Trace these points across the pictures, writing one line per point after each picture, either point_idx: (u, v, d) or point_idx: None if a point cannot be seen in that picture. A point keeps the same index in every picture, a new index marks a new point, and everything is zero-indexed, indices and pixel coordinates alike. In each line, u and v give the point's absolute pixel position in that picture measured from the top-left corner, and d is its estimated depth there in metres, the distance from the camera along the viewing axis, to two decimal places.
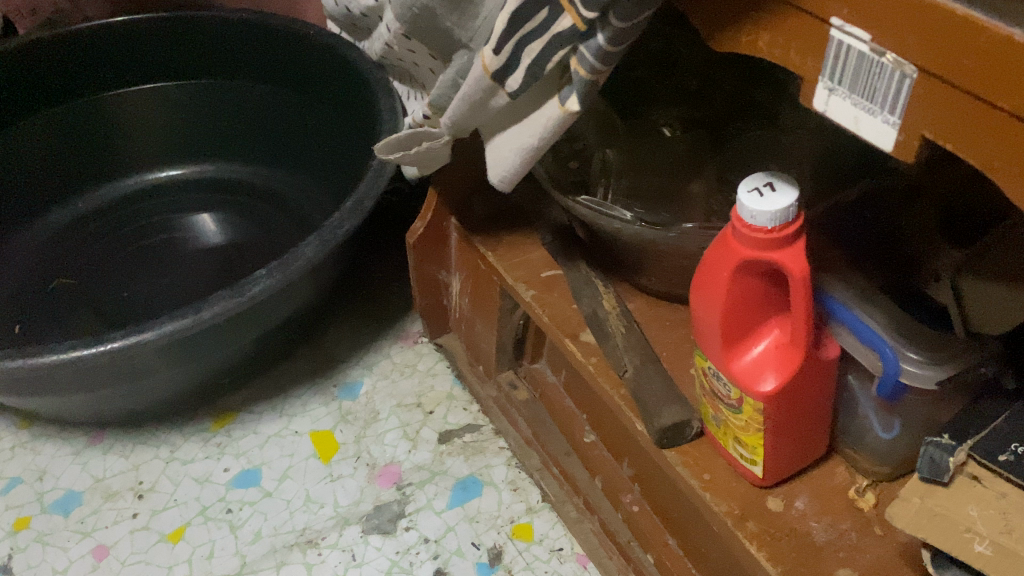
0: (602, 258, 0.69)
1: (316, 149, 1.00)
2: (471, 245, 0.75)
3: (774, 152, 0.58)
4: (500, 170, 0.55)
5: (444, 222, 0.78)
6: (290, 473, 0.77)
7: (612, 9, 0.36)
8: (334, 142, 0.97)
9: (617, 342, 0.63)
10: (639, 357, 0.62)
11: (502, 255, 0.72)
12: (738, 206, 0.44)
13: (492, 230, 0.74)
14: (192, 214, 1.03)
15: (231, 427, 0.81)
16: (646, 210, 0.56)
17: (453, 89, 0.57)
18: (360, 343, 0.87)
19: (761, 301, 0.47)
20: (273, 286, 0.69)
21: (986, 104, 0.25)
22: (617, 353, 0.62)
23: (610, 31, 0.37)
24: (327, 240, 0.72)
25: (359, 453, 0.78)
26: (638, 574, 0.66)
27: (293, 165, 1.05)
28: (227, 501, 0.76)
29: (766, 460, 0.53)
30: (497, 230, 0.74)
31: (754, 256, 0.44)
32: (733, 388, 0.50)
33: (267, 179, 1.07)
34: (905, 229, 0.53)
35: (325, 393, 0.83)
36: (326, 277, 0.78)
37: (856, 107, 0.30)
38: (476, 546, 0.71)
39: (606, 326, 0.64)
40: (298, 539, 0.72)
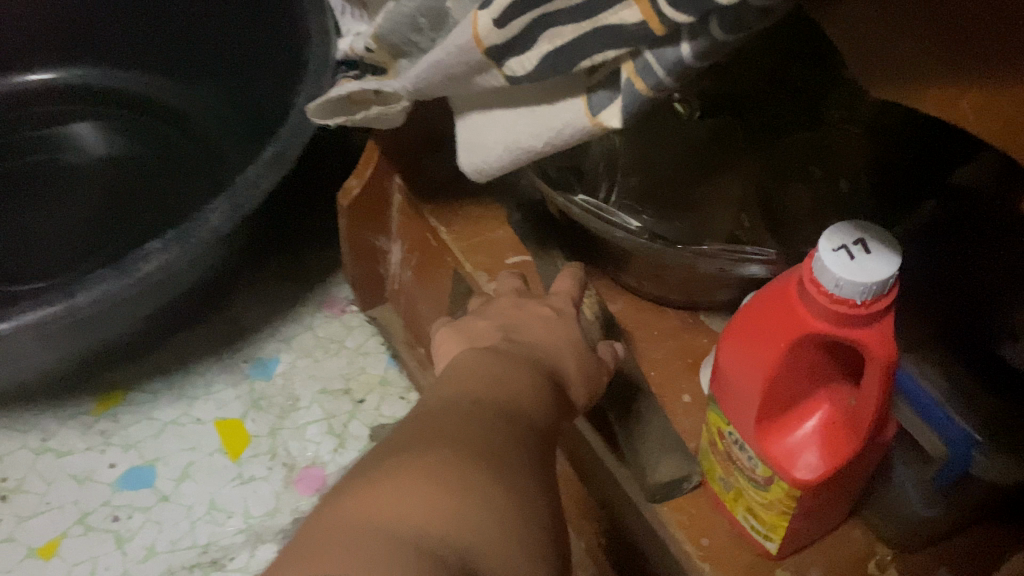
0: (581, 247, 0.57)
1: (214, 63, 0.81)
2: (419, 214, 0.61)
3: (821, 159, 0.46)
4: (472, 159, 0.41)
5: (387, 183, 0.63)
6: (191, 472, 0.65)
7: (714, 16, 0.23)
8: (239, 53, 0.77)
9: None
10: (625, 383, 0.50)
11: (459, 234, 0.59)
12: (815, 266, 0.33)
13: (446, 200, 0.60)
14: (68, 126, 0.84)
15: (119, 411, 0.68)
16: (657, 219, 0.45)
17: (416, 38, 0.43)
18: (277, 309, 0.73)
19: (815, 369, 0.37)
20: (169, 264, 0.56)
21: None
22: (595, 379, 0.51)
23: (703, 44, 0.24)
24: (239, 205, 0.57)
25: (275, 450, 0.66)
26: None
27: (190, 76, 0.84)
28: (113, 506, 0.63)
29: (784, 538, 0.43)
30: (452, 201, 0.60)
31: (827, 331, 0.33)
32: (761, 464, 0.40)
33: (156, 89, 0.86)
34: (984, 258, 0.41)
35: (233, 371, 0.70)
36: (237, 241, 0.63)
37: None
38: None
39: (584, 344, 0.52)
40: (200, 558, 0.61)
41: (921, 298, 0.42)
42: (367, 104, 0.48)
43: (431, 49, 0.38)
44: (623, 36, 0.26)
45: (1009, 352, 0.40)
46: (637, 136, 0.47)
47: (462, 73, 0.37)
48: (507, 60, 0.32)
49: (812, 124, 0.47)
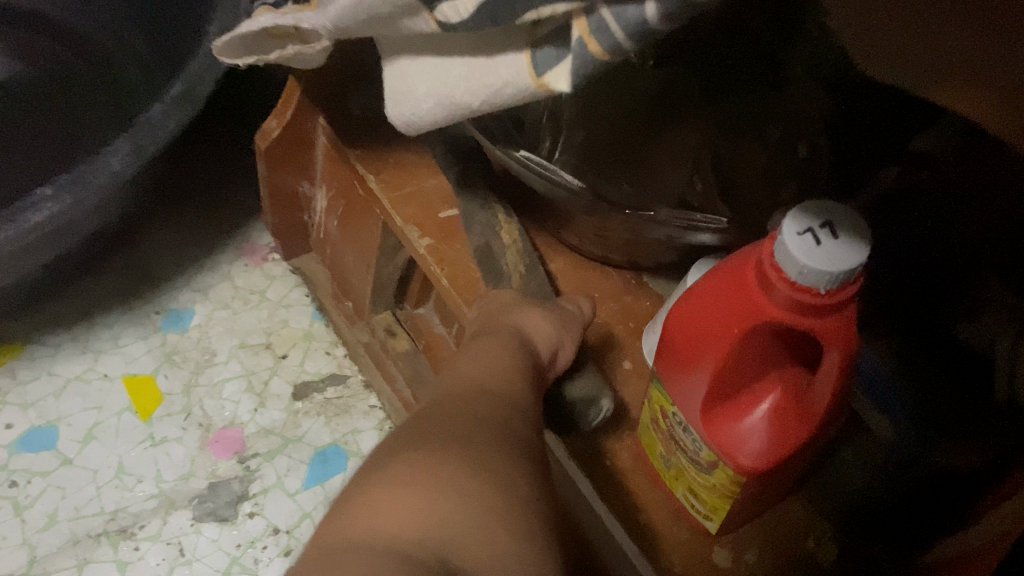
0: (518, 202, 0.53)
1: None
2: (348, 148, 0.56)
3: (782, 125, 0.41)
4: (399, 112, 0.37)
5: (309, 125, 0.58)
6: (96, 434, 0.60)
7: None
8: None
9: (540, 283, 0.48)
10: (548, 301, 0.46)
11: (389, 182, 0.54)
12: (778, 248, 0.30)
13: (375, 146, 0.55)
14: None
15: (16, 367, 0.62)
16: (601, 180, 0.41)
17: None
18: (191, 256, 0.68)
19: (770, 351, 0.35)
20: (64, 212, 0.50)
21: None
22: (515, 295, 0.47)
23: (670, 5, 0.21)
24: (142, 146, 0.51)
25: (190, 409, 0.62)
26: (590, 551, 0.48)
27: None
28: (10, 471, 0.58)
29: (725, 519, 0.42)
30: (381, 147, 0.56)
31: (784, 319, 0.31)
32: (707, 449, 0.38)
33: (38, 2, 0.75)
34: (939, 230, 0.39)
35: (143, 323, 0.65)
36: (142, 184, 0.58)
37: None
38: None
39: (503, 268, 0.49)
40: (107, 526, 0.57)
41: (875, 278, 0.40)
42: (282, 42, 0.42)
43: None
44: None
45: (962, 331, 0.38)
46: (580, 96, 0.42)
47: (388, 17, 0.32)
48: (442, 6, 0.28)
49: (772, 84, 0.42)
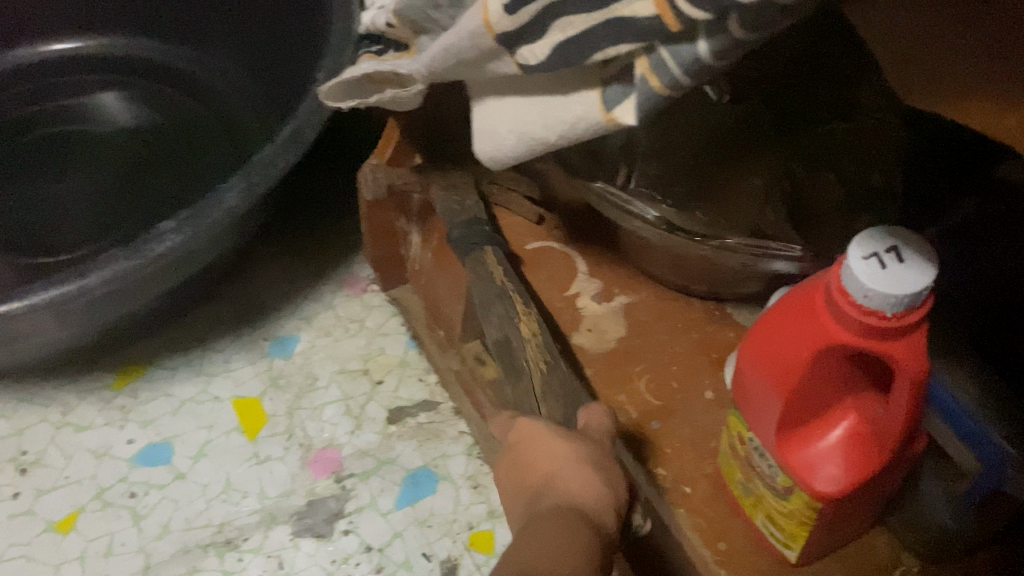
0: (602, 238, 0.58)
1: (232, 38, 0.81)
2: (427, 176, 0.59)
3: (855, 154, 0.43)
4: (487, 148, 0.39)
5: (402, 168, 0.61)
6: (207, 451, 0.65)
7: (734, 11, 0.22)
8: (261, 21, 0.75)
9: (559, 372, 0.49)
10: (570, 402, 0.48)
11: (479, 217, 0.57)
12: (844, 272, 0.31)
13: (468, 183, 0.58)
14: (95, 95, 0.85)
15: (138, 387, 0.67)
16: (677, 207, 0.43)
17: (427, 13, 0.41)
18: (297, 286, 0.73)
19: (842, 376, 0.35)
20: (184, 244, 0.54)
21: None
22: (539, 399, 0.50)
23: (720, 41, 0.23)
24: (255, 183, 0.56)
25: (292, 431, 0.66)
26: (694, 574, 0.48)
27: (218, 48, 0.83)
28: (130, 483, 0.63)
29: (804, 546, 0.42)
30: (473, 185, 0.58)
31: (852, 341, 0.31)
32: (782, 474, 0.38)
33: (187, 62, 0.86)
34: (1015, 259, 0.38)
35: (253, 349, 0.69)
36: (254, 219, 0.62)
37: None
38: (426, 557, 0.60)
39: (521, 360, 0.51)
40: (214, 538, 0.61)
41: (951, 296, 0.39)
42: (381, 88, 0.46)
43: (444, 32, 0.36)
44: (635, 27, 0.25)
45: None
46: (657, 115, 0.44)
47: (473, 61, 0.35)
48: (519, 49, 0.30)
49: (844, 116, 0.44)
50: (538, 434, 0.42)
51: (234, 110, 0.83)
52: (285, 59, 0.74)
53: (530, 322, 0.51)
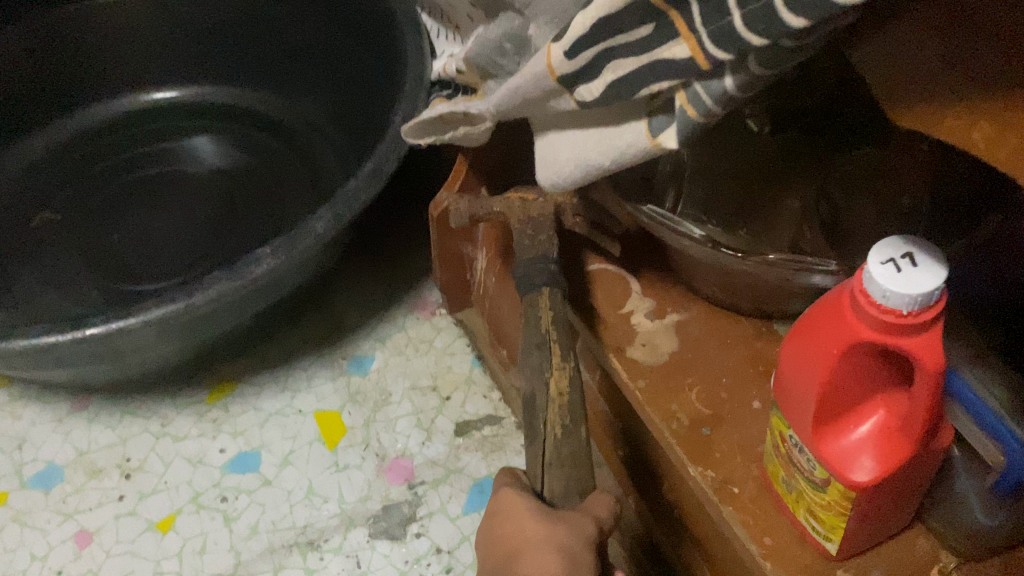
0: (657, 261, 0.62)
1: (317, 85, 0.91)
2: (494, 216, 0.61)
3: (884, 176, 0.47)
4: (550, 176, 0.44)
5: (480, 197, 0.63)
6: (291, 459, 0.70)
7: (753, 53, 0.28)
8: (350, 72, 0.84)
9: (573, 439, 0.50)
10: (573, 480, 0.50)
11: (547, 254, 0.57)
12: (865, 277, 0.35)
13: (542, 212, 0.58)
14: (189, 140, 0.94)
15: (229, 402, 0.74)
16: (721, 228, 0.47)
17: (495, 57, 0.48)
18: (373, 310, 0.79)
19: (871, 376, 0.39)
20: (278, 268, 0.61)
21: None
22: (542, 468, 0.51)
23: (743, 78, 0.29)
24: (341, 213, 0.62)
25: (368, 441, 0.71)
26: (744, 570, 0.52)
27: (307, 96, 0.93)
28: (222, 488, 0.69)
29: (843, 539, 0.45)
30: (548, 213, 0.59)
31: (874, 339, 0.35)
32: (819, 467, 0.42)
33: (278, 109, 0.96)
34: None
35: (333, 366, 0.76)
36: (335, 247, 0.69)
37: None
38: None
39: (539, 420, 0.50)
40: (298, 539, 0.66)
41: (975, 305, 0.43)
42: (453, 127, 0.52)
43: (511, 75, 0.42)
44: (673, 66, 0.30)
45: None
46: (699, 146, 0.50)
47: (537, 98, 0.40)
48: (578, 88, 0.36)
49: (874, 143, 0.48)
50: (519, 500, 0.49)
51: (317, 150, 0.92)
52: (370, 104, 0.83)
53: (560, 379, 0.51)
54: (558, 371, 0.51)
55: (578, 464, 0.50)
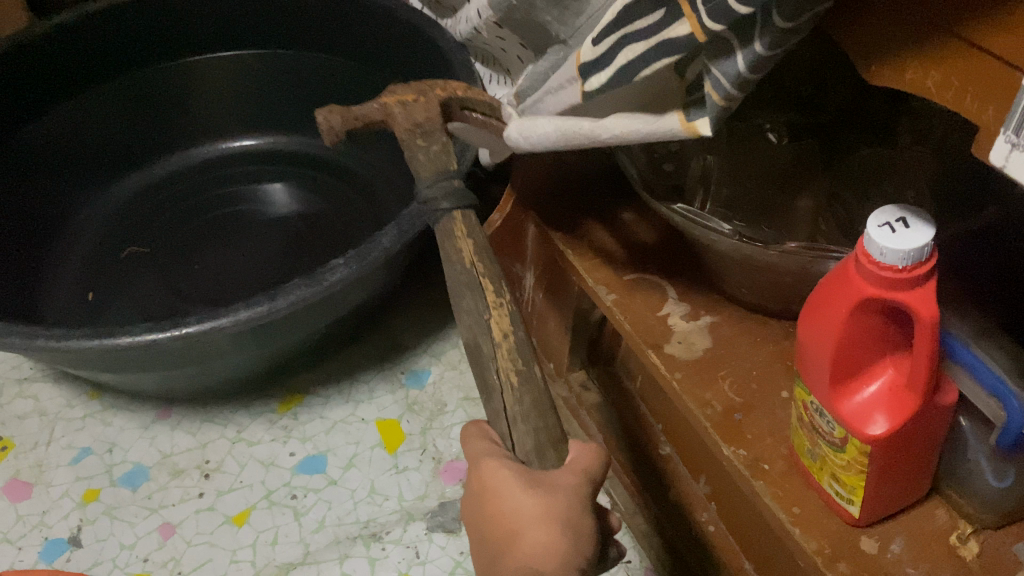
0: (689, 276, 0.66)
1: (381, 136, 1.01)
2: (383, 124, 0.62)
3: (889, 173, 0.54)
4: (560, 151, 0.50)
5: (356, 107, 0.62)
6: (355, 462, 0.76)
7: (758, 32, 0.35)
8: None
9: (533, 387, 0.48)
10: (542, 431, 0.47)
11: (444, 166, 0.58)
12: (865, 240, 0.40)
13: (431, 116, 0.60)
14: (263, 184, 1.03)
15: (298, 410, 0.80)
16: (745, 224, 0.53)
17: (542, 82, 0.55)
18: (429, 330, 0.86)
19: (878, 338, 0.44)
20: (350, 276, 0.68)
21: (979, 52, 0.27)
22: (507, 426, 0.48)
23: (751, 56, 0.35)
24: (405, 230, 0.70)
25: (425, 446, 0.77)
26: (777, 544, 0.56)
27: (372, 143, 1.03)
28: (292, 486, 0.75)
29: (864, 501, 0.50)
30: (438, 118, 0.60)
31: (878, 296, 0.41)
32: (838, 426, 0.47)
33: (344, 156, 1.05)
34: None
35: (392, 380, 0.82)
36: (397, 265, 0.76)
37: (1010, 145, 0.26)
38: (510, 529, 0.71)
39: (490, 369, 0.50)
40: (362, 531, 0.72)
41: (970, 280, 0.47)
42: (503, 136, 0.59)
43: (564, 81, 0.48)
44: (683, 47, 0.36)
45: None
46: (724, 146, 0.57)
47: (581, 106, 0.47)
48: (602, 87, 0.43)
49: (881, 143, 0.55)
50: (507, 480, 0.45)
51: (377, 189, 1.01)
52: None
53: (501, 321, 0.51)
54: (497, 312, 0.51)
55: (543, 412, 0.47)
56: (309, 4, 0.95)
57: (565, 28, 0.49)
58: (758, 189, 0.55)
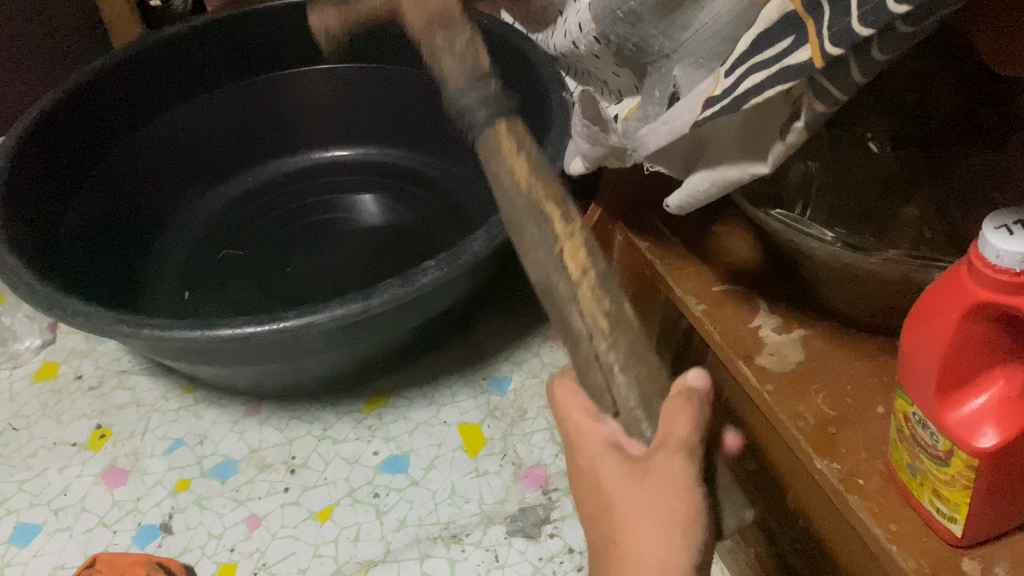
0: (785, 289, 0.65)
1: (470, 150, 1.03)
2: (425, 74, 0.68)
3: (997, 182, 0.52)
4: (650, 141, 0.48)
5: None
6: (437, 463, 0.77)
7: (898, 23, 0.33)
8: None
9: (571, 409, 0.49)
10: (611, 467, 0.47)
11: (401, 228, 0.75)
12: (981, 244, 0.40)
13: None
14: (354, 195, 1.06)
15: (382, 411, 0.82)
16: (847, 232, 0.52)
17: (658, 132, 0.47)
18: (510, 339, 0.88)
19: (990, 347, 0.43)
20: (442, 277, 0.69)
21: None
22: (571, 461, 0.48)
23: (851, 55, 0.35)
24: (495, 235, 0.71)
25: (506, 451, 0.78)
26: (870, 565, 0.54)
27: (460, 158, 1.05)
28: (375, 485, 0.76)
29: (969, 520, 0.48)
30: None
31: (993, 301, 0.40)
32: (942, 438, 0.45)
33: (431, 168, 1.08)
34: None
35: (474, 386, 0.83)
36: (485, 270, 0.77)
37: None
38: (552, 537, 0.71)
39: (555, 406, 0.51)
40: (442, 532, 0.72)
41: None
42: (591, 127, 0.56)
43: (665, 114, 0.46)
44: (800, 72, 0.36)
45: None
46: (824, 154, 0.57)
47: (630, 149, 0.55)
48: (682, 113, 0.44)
49: (988, 147, 0.54)
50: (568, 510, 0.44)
51: (464, 201, 1.02)
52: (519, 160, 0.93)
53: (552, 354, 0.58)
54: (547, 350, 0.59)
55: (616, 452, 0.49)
56: (404, 18, 0.98)
57: (669, 43, 0.48)
58: (860, 200, 0.55)
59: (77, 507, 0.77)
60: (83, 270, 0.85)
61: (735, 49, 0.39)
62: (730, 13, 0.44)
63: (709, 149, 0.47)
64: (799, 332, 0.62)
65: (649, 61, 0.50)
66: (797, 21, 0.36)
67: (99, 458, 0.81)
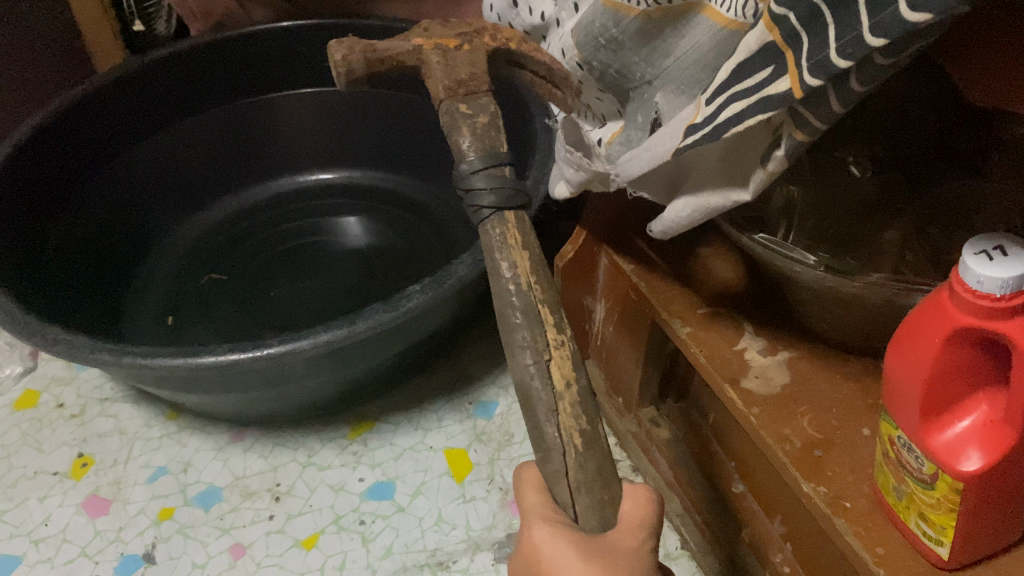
0: (769, 312, 0.65)
1: None
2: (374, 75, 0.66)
3: (977, 206, 0.53)
4: (633, 167, 0.48)
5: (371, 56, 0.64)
6: (423, 490, 0.77)
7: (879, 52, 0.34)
8: None
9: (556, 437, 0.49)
10: None
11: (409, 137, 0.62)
12: (962, 269, 0.40)
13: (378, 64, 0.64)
14: (339, 218, 1.06)
15: (368, 437, 0.81)
16: (831, 255, 0.52)
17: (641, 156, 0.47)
18: (496, 362, 0.88)
19: (972, 370, 0.43)
20: (427, 301, 0.68)
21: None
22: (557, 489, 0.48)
23: (830, 86, 0.36)
24: (480, 258, 0.71)
25: (493, 476, 0.77)
26: None
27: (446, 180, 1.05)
28: (361, 512, 0.75)
29: (955, 542, 0.48)
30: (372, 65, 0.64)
31: (976, 325, 0.40)
32: (928, 461, 0.45)
33: (417, 192, 1.08)
34: None
35: (461, 410, 0.83)
36: (471, 294, 0.76)
37: None
38: None
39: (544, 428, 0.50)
40: (428, 560, 0.72)
41: None
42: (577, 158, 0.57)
43: (648, 139, 0.46)
44: (781, 102, 0.36)
45: None
46: (807, 178, 0.57)
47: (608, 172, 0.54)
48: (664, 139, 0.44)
49: (969, 173, 0.54)
50: None
51: (450, 225, 1.02)
52: None
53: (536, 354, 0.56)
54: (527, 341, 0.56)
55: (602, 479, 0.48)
56: None
57: (651, 69, 0.48)
58: (843, 223, 0.56)
59: (57, 538, 0.76)
60: (65, 298, 0.84)
61: (716, 77, 0.40)
62: (711, 41, 0.44)
63: (691, 174, 0.47)
64: (785, 354, 0.62)
65: (632, 86, 0.51)
66: (778, 52, 0.36)
67: (80, 487, 0.80)
